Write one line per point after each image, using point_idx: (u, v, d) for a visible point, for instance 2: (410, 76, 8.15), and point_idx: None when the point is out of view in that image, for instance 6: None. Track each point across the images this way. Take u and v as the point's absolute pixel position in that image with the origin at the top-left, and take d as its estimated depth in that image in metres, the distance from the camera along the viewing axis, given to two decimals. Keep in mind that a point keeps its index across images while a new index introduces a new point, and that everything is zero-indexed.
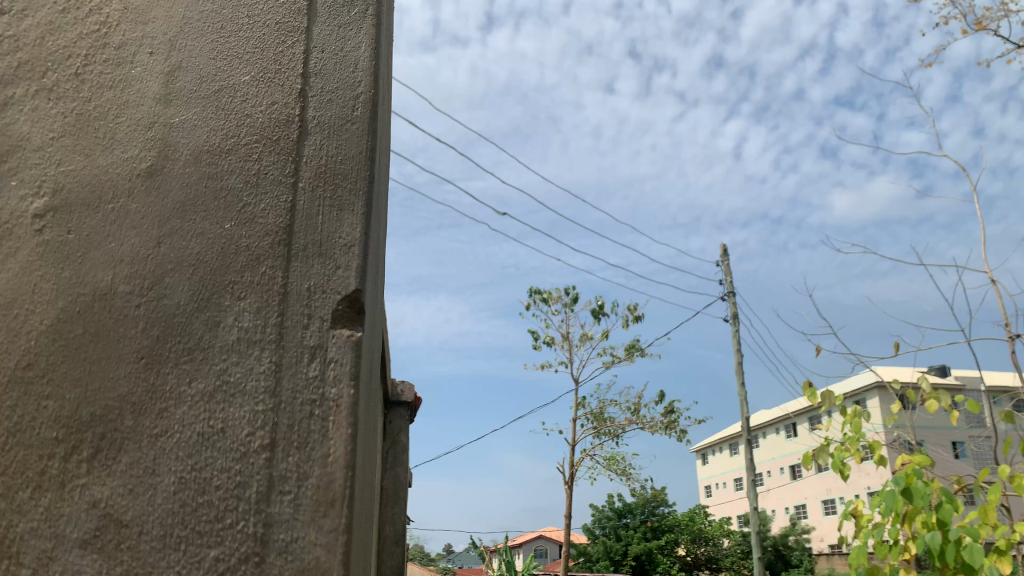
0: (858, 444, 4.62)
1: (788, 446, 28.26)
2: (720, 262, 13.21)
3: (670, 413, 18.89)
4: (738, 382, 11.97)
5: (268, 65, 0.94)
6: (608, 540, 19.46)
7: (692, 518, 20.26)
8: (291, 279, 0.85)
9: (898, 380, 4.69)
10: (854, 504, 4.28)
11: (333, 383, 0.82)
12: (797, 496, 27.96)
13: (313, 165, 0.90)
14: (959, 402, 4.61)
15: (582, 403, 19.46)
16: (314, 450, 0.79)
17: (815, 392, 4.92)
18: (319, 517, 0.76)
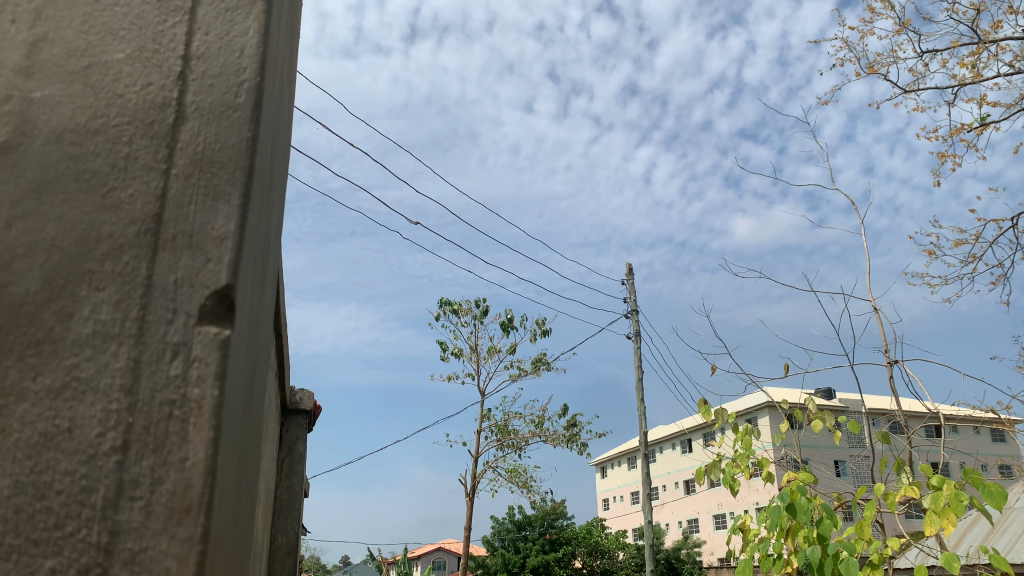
0: (748, 460, 4.81)
1: (684, 461, 29.16)
2: (626, 282, 13.71)
3: (572, 427, 19.26)
4: (639, 399, 12.34)
5: (146, 44, 0.89)
6: (507, 552, 19.50)
7: (589, 531, 20.64)
8: (156, 272, 0.80)
9: (786, 400, 4.90)
10: (742, 519, 4.44)
11: (196, 383, 0.77)
12: (690, 510, 28.85)
13: (188, 152, 0.86)
14: (841, 423, 4.85)
15: (487, 416, 19.61)
16: (170, 453, 0.74)
17: (710, 409, 5.09)
18: (173, 525, 0.71)
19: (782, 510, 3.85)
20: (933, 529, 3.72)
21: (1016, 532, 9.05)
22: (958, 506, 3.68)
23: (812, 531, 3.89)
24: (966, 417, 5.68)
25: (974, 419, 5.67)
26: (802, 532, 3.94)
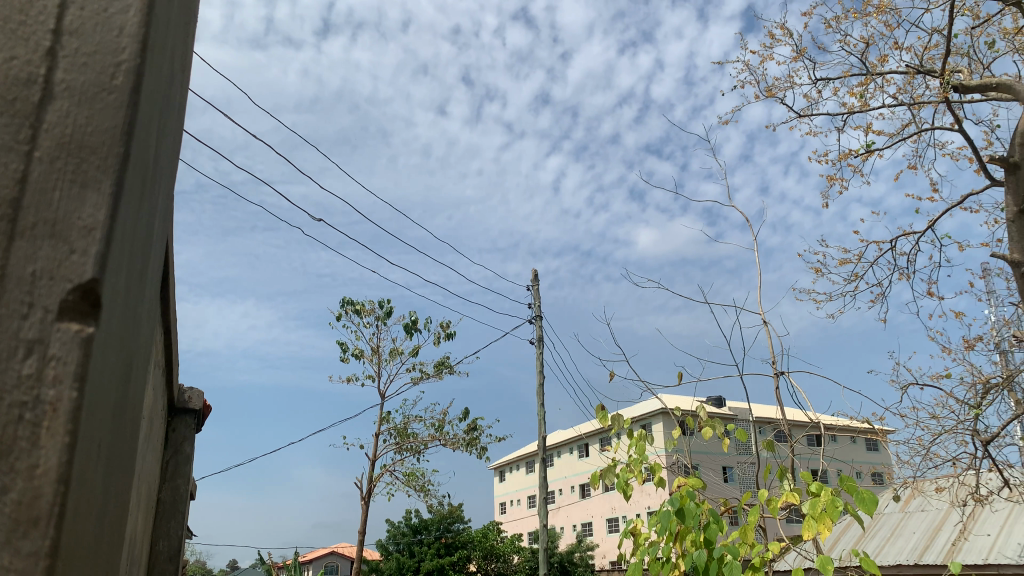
0: (641, 466, 4.92)
1: (580, 465, 29.66)
2: (532, 288, 13.84)
3: (472, 431, 19.31)
4: (539, 403, 12.49)
5: (11, 14, 0.82)
6: (402, 556, 19.34)
7: (485, 534, 20.70)
8: (11, 263, 0.74)
9: (679, 407, 5.04)
10: (634, 523, 4.52)
11: (51, 384, 0.71)
12: (584, 513, 29.38)
13: (53, 135, 0.80)
14: (729, 430, 5.02)
15: (386, 418, 19.41)
16: (18, 460, 0.68)
17: (607, 415, 5.19)
18: (16, 538, 0.66)
19: (671, 514, 3.95)
20: (810, 534, 3.90)
21: (884, 536, 9.63)
22: (833, 511, 3.87)
23: (699, 535, 4.03)
24: (844, 426, 5.99)
25: (852, 429, 5.99)
26: (690, 535, 4.07)
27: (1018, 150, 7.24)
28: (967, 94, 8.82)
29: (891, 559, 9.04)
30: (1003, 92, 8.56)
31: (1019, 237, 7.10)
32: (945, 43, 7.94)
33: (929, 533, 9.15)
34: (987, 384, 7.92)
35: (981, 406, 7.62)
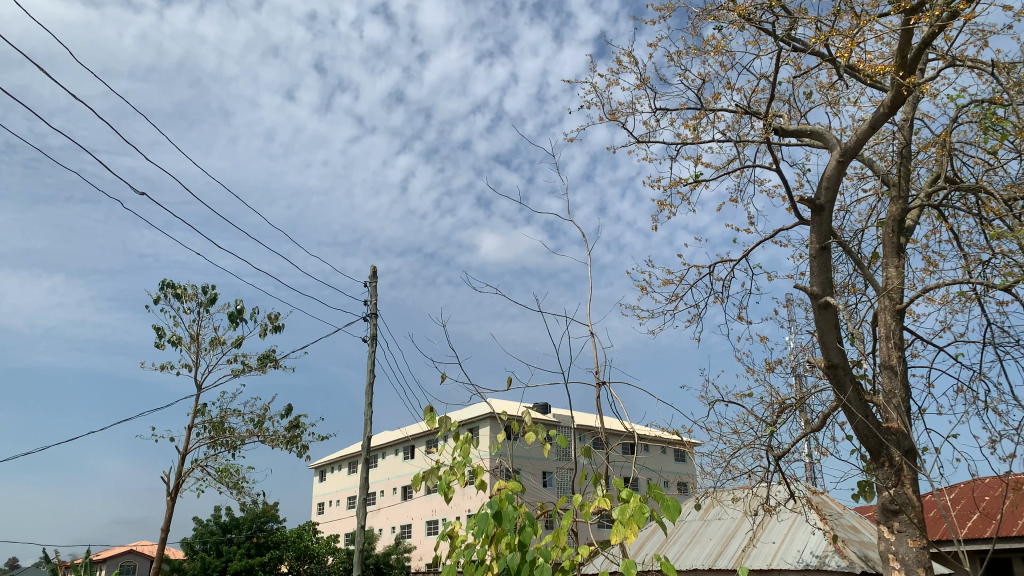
0: (463, 468, 4.90)
1: (404, 468, 29.55)
2: (368, 285, 13.54)
3: (294, 428, 18.64)
4: (366, 402, 12.26)
5: None
6: (208, 556, 18.38)
7: (300, 534, 20.03)
8: None
9: (505, 411, 5.08)
10: (452, 525, 4.50)
11: None
12: (404, 516, 29.23)
13: None
14: (552, 436, 5.10)
15: (202, 410, 18.34)
16: None
17: (434, 416, 5.14)
18: None
19: (489, 518, 3.96)
20: (618, 539, 4.03)
21: (684, 542, 10.21)
22: (640, 517, 4.02)
23: (514, 538, 4.07)
24: (657, 437, 6.28)
25: (662, 440, 6.28)
26: (505, 538, 4.10)
27: (823, 193, 7.94)
28: (785, 137, 9.59)
29: (689, 564, 9.60)
30: (815, 139, 9.37)
31: (818, 272, 7.78)
32: (770, 89, 8.59)
33: (723, 540, 9.80)
34: (782, 404, 8.61)
35: (776, 423, 8.27)
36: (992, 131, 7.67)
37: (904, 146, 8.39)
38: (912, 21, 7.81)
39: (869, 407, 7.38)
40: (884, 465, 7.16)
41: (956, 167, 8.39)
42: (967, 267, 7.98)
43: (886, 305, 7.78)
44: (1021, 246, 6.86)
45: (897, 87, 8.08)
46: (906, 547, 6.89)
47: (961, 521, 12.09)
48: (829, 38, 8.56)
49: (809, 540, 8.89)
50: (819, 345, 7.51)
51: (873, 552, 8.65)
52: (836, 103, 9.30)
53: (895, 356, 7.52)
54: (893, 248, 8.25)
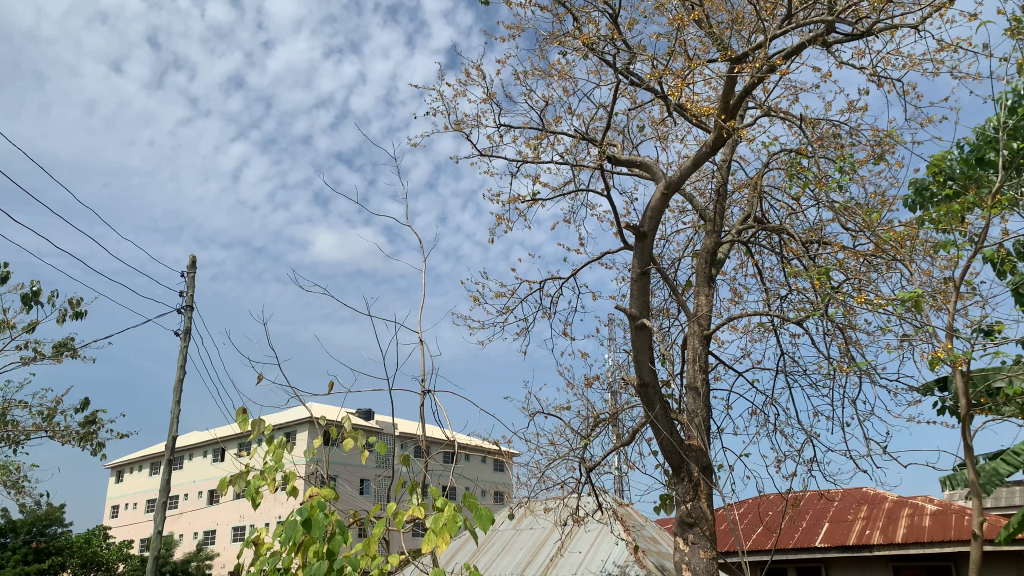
0: (275, 474, 4.67)
1: (210, 470, 28.00)
2: (186, 274, 12.70)
3: (89, 424, 17.10)
4: (173, 400, 11.45)
5: None
6: None
7: (87, 540, 18.38)
8: None
9: (324, 416, 4.90)
10: (258, 532, 4.27)
11: None
12: (208, 521, 27.67)
13: None
14: (371, 443, 4.98)
15: None
16: None
17: (247, 418, 4.87)
18: None
19: (298, 525, 3.78)
20: (429, 548, 3.98)
21: (495, 551, 10.33)
22: (453, 526, 4.00)
23: (323, 546, 3.92)
24: (476, 447, 6.30)
25: (481, 450, 6.31)
26: (313, 546, 3.95)
27: (647, 222, 8.37)
28: (617, 165, 10.02)
29: (498, 574, 9.71)
30: (643, 170, 9.86)
31: (637, 295, 8.17)
32: (607, 119, 8.97)
33: (534, 549, 10.01)
34: (597, 419, 8.94)
35: (590, 437, 8.58)
36: (797, 179, 8.42)
37: (721, 185, 9.03)
38: (736, 69, 8.43)
39: (674, 425, 7.83)
40: (684, 480, 7.62)
41: (764, 209, 9.14)
42: (767, 301, 8.69)
43: (695, 330, 8.30)
44: (812, 285, 7.57)
45: (719, 130, 8.68)
46: (698, 558, 7.35)
47: (746, 533, 13.12)
48: (663, 76, 9.06)
49: (612, 550, 9.26)
50: (633, 364, 7.88)
51: (668, 562, 9.18)
52: (664, 139, 9.86)
53: (700, 379, 8.04)
54: (705, 277, 8.84)
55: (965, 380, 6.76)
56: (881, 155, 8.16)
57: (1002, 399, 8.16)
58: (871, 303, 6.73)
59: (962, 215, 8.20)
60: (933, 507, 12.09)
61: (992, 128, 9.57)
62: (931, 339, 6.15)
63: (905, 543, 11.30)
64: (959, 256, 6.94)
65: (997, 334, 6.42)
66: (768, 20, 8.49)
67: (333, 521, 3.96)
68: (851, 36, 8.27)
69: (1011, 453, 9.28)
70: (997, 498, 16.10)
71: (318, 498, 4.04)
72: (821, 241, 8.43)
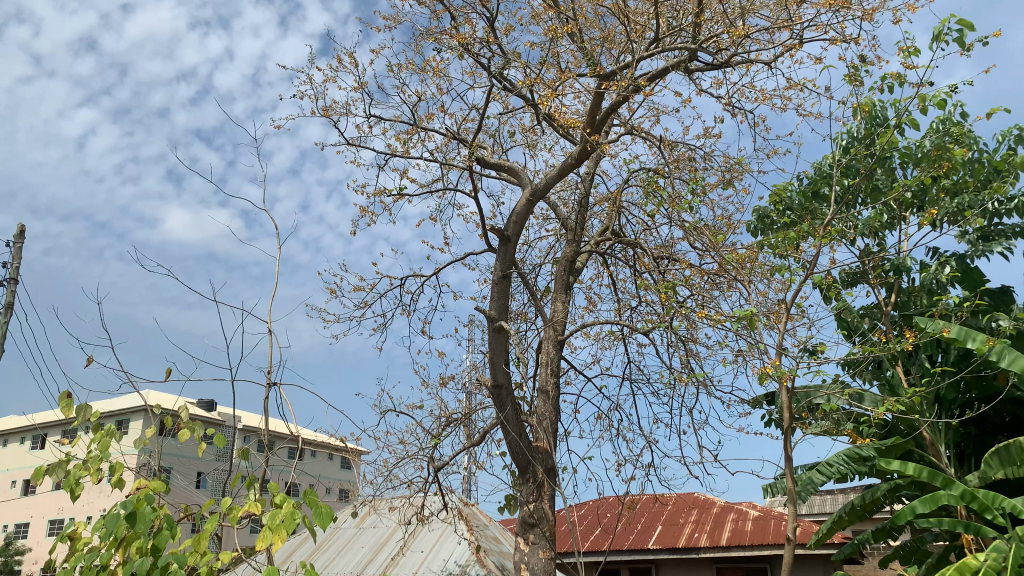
0: (99, 464, 4.33)
1: (26, 459, 25.75)
2: (12, 244, 11.61)
3: None
4: None
5: None
6: None
7: None
8: None
9: (160, 404, 4.59)
10: (74, 526, 3.95)
11: None
12: (20, 514, 25.40)
13: None
14: (209, 435, 4.71)
15: None
16: None
17: (72, 403, 4.49)
18: None
19: (121, 519, 3.52)
20: (263, 545, 3.81)
21: (335, 549, 10.11)
22: (291, 523, 3.85)
23: (147, 542, 3.68)
24: (322, 443, 6.12)
25: (328, 446, 6.14)
26: (136, 542, 3.69)
27: (512, 227, 8.46)
28: (486, 168, 10.07)
29: (337, 573, 9.51)
30: (511, 175, 9.96)
31: (497, 298, 8.24)
32: (478, 120, 9.01)
33: (375, 547, 9.88)
34: (448, 419, 8.94)
35: (440, 436, 8.56)
36: (653, 197, 8.78)
37: (583, 197, 9.26)
38: (604, 86, 8.68)
39: (523, 426, 7.94)
40: (529, 480, 7.75)
41: (622, 223, 9.47)
42: (619, 311, 9.00)
43: (550, 335, 8.47)
44: (660, 298, 7.90)
45: (584, 142, 8.91)
46: (536, 557, 7.47)
47: (585, 535, 13.54)
48: (534, 84, 9.20)
49: (454, 550, 9.29)
50: (488, 365, 7.93)
51: (508, 561, 9.32)
52: (533, 146, 10.01)
53: (551, 383, 8.20)
54: (563, 285, 9.04)
55: (790, 396, 7.27)
56: (730, 181, 8.65)
57: (818, 415, 8.86)
58: (712, 319, 7.11)
59: (796, 242, 8.83)
60: (755, 513, 12.96)
61: (828, 165, 10.37)
62: (762, 355, 6.57)
63: (729, 546, 12.04)
64: (791, 280, 7.48)
65: (818, 354, 6.96)
66: (636, 41, 8.81)
67: (162, 515, 3.73)
68: (711, 65, 8.72)
69: (826, 464, 10.08)
70: (810, 505, 17.51)
71: (148, 489, 3.79)
72: (670, 258, 8.82)
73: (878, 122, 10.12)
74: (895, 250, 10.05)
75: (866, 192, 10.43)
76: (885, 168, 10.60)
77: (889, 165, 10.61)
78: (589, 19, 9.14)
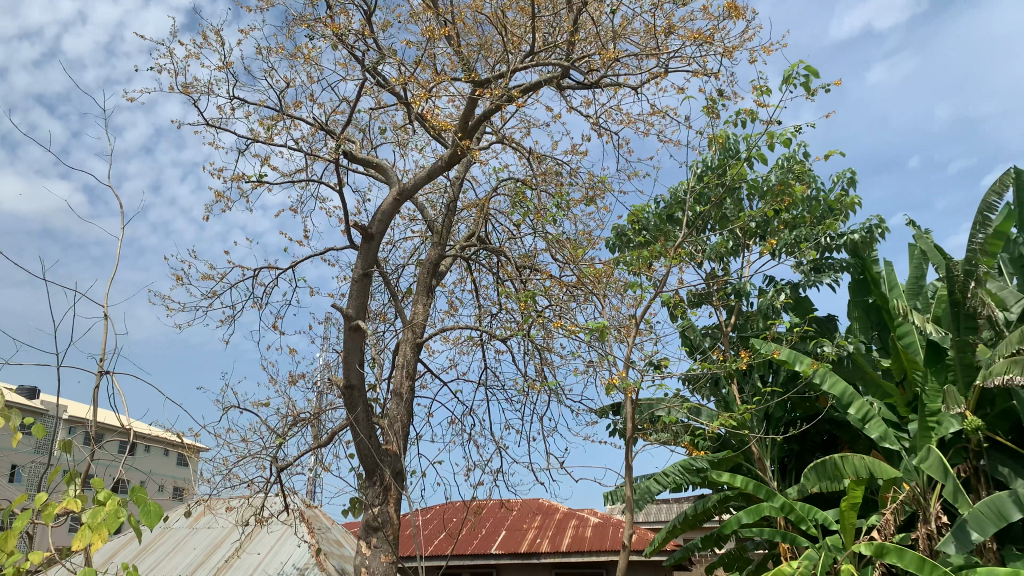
0: None
1: None
2: None
3: None
4: None
5: None
6: None
7: None
8: None
9: None
10: None
11: None
12: None
13: None
14: (28, 424, 4.30)
15: None
16: None
17: None
18: None
19: None
20: (80, 545, 3.52)
21: (164, 551, 9.55)
22: (113, 522, 3.58)
23: None
24: (156, 437, 5.74)
25: (163, 441, 5.77)
26: None
27: (376, 225, 8.33)
28: (353, 163, 9.87)
29: None
30: (379, 172, 9.81)
31: (356, 296, 8.07)
32: (347, 114, 8.82)
33: (208, 549, 9.40)
34: (296, 417, 8.66)
35: (286, 435, 8.28)
36: (519, 207, 8.91)
37: (451, 201, 9.26)
38: (478, 92, 8.73)
39: (373, 429, 7.81)
40: (375, 483, 7.63)
41: (488, 230, 9.54)
42: (478, 317, 9.05)
43: (408, 337, 8.39)
44: (519, 306, 8.01)
45: (454, 146, 8.93)
46: (378, 561, 7.36)
47: (429, 539, 13.49)
48: (408, 83, 9.12)
49: (294, 552, 9.02)
50: (342, 365, 7.75)
51: (349, 565, 9.14)
52: (403, 145, 9.92)
53: (405, 385, 8.12)
54: (425, 287, 8.99)
55: (634, 408, 7.56)
56: (593, 197, 8.93)
57: (659, 426, 9.28)
58: (567, 329, 7.29)
59: (649, 261, 9.22)
60: (595, 520, 13.39)
61: (683, 190, 10.91)
62: (610, 366, 6.81)
63: (569, 552, 12.37)
64: (643, 296, 7.79)
65: (662, 368, 7.27)
66: (512, 52, 8.92)
67: None
68: (582, 84, 8.96)
69: (663, 474, 10.56)
70: (647, 514, 18.28)
71: None
72: (532, 268, 8.97)
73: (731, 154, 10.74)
74: (737, 275, 10.68)
75: (715, 219, 11.05)
76: (734, 198, 11.27)
77: (738, 195, 11.29)
78: (467, 25, 9.17)
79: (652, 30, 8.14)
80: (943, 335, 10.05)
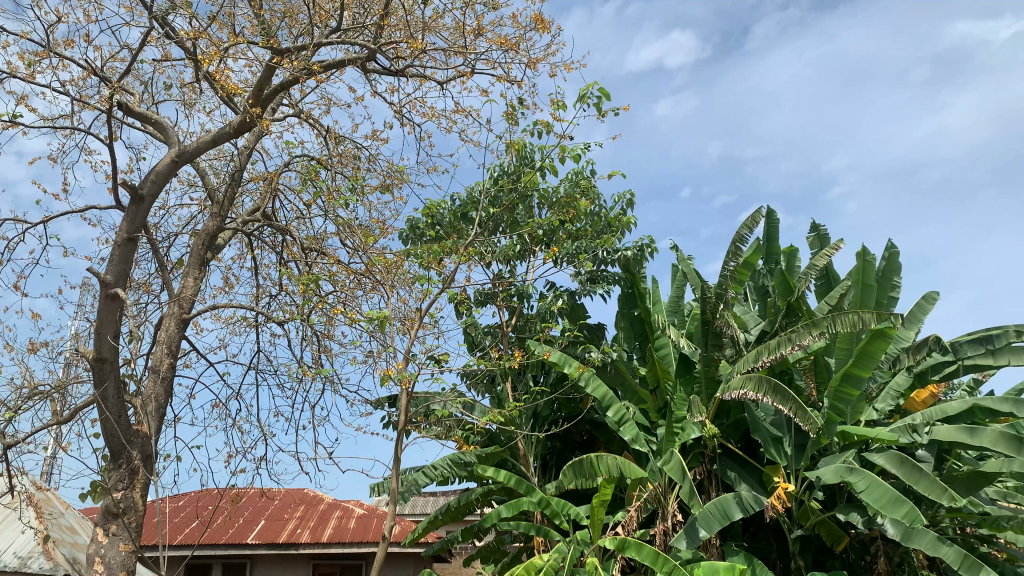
0: None
1: None
2: None
3: None
4: None
5: None
6: None
7: None
8: None
9: None
10: None
11: None
12: None
13: None
14: None
15: None
16: None
17: None
18: None
19: None
20: None
21: None
22: None
23: None
24: None
25: None
26: None
27: (148, 186, 7.65)
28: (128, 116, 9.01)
29: None
30: (157, 130, 9.04)
31: (117, 262, 7.36)
32: (127, 62, 8.03)
33: None
34: (33, 390, 7.73)
35: (17, 409, 7.36)
36: (310, 186, 8.59)
37: (236, 171, 8.73)
38: (276, 61, 8.30)
39: (124, 407, 7.15)
40: (121, 466, 7.01)
41: (274, 206, 9.09)
42: (255, 296, 8.60)
43: (174, 312, 7.78)
44: (300, 289, 7.72)
45: (245, 113, 8.43)
46: (115, 551, 6.75)
47: (179, 528, 12.62)
48: (199, 39, 8.47)
49: (16, 540, 8.06)
50: (93, 335, 7.02)
51: (81, 554, 8.31)
52: (188, 105, 9.21)
53: (165, 362, 7.53)
54: (198, 260, 8.40)
55: (410, 400, 7.57)
56: (388, 186, 8.81)
57: (433, 420, 9.36)
58: (348, 317, 7.14)
59: (439, 256, 9.26)
60: (359, 511, 13.25)
61: (478, 191, 11.09)
62: (390, 358, 6.77)
63: (328, 543, 12.09)
64: (429, 290, 7.81)
65: (441, 363, 7.35)
66: (317, 26, 8.60)
67: None
68: (388, 71, 8.82)
69: (431, 466, 10.67)
70: (413, 506, 18.38)
71: None
72: (319, 250, 8.68)
73: (526, 162, 11.10)
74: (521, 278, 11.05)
75: (506, 223, 11.35)
76: (525, 204, 11.64)
77: (529, 202, 11.67)
78: None
79: (461, 28, 8.21)
80: (693, 350, 11.05)
